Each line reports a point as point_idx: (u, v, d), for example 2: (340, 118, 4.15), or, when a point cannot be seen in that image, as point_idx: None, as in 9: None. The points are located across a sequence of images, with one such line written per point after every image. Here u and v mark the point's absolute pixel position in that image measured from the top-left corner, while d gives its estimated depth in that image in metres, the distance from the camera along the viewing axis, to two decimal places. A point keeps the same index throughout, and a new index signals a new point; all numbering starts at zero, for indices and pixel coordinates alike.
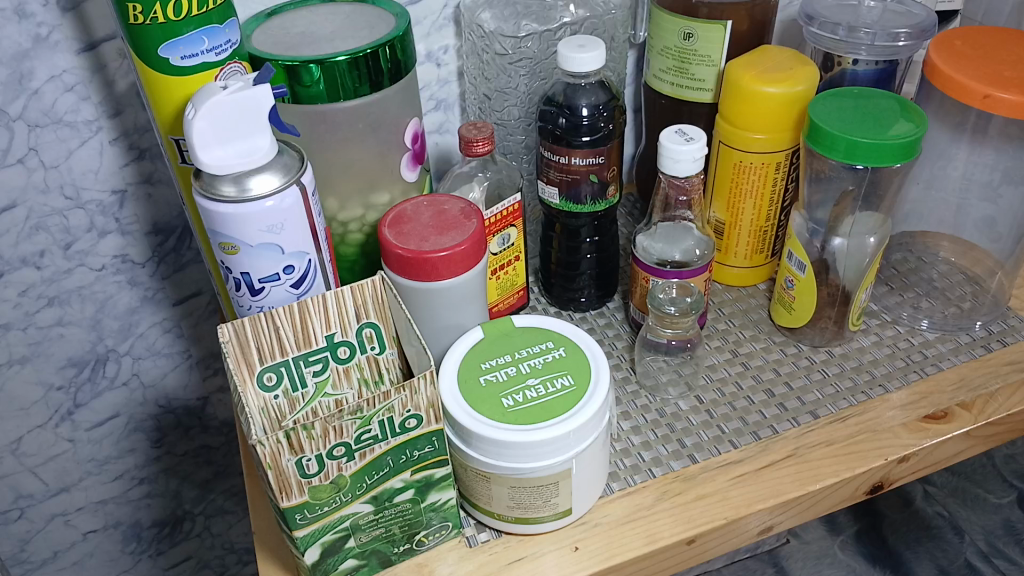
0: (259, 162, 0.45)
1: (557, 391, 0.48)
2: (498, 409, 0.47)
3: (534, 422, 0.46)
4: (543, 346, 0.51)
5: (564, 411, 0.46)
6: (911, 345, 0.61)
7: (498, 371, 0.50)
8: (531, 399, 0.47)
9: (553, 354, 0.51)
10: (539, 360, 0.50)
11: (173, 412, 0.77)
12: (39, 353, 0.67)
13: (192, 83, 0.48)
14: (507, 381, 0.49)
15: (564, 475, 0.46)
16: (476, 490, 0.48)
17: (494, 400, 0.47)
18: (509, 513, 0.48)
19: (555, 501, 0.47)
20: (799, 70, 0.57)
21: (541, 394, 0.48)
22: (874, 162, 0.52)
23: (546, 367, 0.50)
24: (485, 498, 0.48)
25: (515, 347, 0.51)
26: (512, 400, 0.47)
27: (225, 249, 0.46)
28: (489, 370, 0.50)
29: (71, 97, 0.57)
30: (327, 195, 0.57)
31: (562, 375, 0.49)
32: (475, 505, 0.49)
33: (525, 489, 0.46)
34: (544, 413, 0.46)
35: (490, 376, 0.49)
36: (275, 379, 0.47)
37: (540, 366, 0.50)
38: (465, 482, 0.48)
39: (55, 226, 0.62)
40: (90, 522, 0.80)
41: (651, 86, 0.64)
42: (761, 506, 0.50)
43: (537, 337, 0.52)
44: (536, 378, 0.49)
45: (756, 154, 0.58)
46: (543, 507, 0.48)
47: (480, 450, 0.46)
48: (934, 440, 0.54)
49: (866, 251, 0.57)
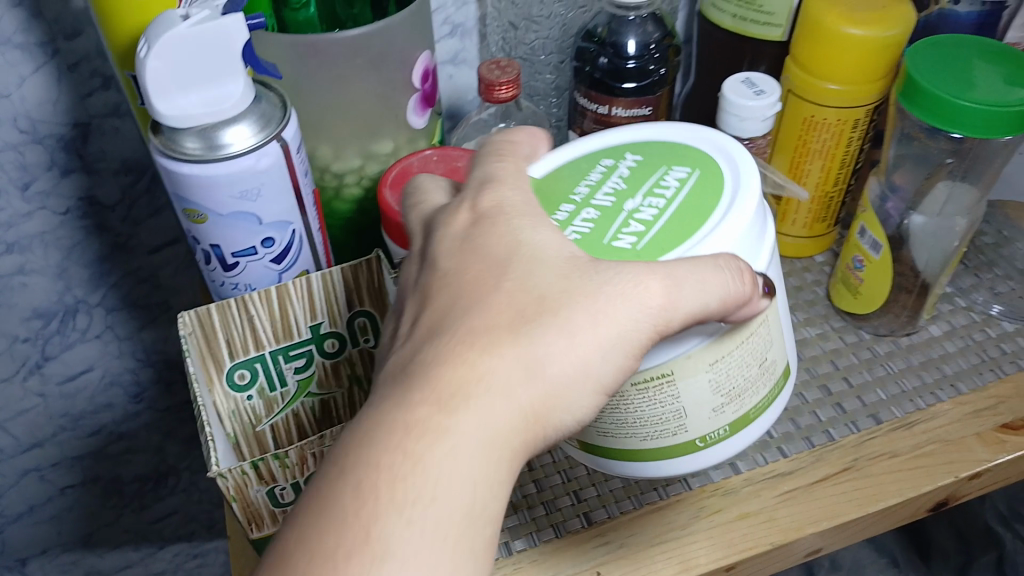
0: (230, 113, 0.36)
1: (681, 186, 0.37)
2: (620, 255, 0.34)
3: (696, 232, 0.35)
4: (603, 163, 0.39)
5: (725, 186, 0.37)
6: (987, 338, 0.53)
7: (588, 210, 0.36)
8: (667, 208, 0.36)
9: (624, 163, 0.39)
10: (615, 179, 0.38)
11: (153, 366, 0.70)
12: (1, 302, 0.60)
13: (152, 7, 0.39)
14: (603, 216, 0.36)
15: (771, 287, 0.38)
16: (667, 419, 0.36)
17: (608, 247, 0.34)
18: (728, 415, 0.37)
19: (769, 358, 0.38)
20: (893, 8, 0.47)
21: (672, 197, 0.36)
22: (978, 132, 0.43)
23: (635, 175, 0.38)
24: (678, 425, 0.37)
25: (571, 181, 0.38)
26: (640, 229, 0.35)
27: (191, 216, 0.39)
28: (578, 213, 0.36)
29: (19, 13, 0.48)
30: (319, 141, 0.48)
31: (667, 169, 0.38)
32: (651, 449, 0.38)
33: (740, 356, 0.36)
34: (700, 214, 0.35)
35: (585, 215, 0.36)
36: (247, 377, 0.45)
37: (617, 175, 0.38)
38: (650, 425, 0.37)
39: (9, 162, 0.54)
40: (67, 477, 0.74)
41: (707, 17, 0.55)
42: (813, 530, 0.44)
43: (582, 163, 0.39)
44: (641, 190, 0.37)
45: (832, 108, 0.49)
46: (761, 375, 0.38)
47: (653, 380, 0.35)
48: (1012, 456, 0.47)
49: (953, 234, 0.50)
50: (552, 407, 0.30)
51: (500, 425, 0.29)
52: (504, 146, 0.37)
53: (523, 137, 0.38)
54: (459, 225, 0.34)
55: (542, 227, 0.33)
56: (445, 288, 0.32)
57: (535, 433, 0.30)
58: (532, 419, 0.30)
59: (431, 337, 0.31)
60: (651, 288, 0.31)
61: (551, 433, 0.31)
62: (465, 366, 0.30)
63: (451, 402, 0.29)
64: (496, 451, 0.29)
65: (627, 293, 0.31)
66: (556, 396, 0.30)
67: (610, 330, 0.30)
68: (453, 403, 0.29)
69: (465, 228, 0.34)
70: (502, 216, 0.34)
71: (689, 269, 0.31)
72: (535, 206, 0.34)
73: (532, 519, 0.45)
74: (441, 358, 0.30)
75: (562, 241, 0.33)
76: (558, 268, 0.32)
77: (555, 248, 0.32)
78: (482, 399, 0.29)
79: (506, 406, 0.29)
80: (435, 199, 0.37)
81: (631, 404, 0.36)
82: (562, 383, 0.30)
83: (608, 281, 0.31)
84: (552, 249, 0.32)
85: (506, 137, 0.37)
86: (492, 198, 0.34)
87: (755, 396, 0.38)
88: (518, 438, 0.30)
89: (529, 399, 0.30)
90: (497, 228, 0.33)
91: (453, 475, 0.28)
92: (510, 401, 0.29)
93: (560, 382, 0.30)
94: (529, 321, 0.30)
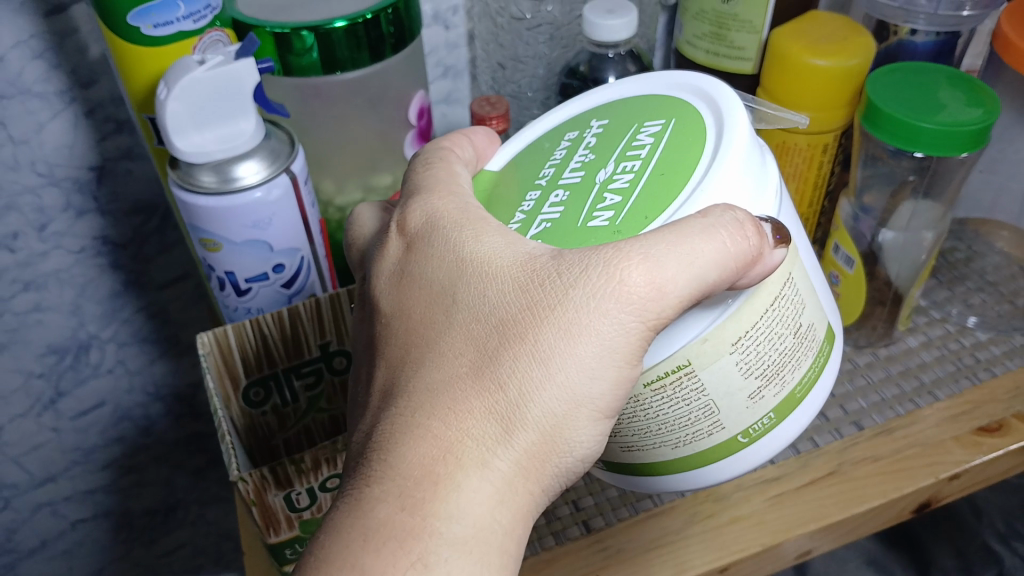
0: (242, 149, 0.40)
1: (654, 143, 0.36)
2: (595, 235, 0.33)
3: (678, 194, 0.33)
4: (572, 137, 0.39)
5: (709, 137, 0.34)
6: (962, 347, 0.55)
7: (556, 190, 0.36)
8: (644, 170, 0.35)
9: (592, 133, 0.39)
10: (583, 148, 0.38)
11: (163, 400, 0.73)
12: (17, 340, 0.62)
13: (167, 55, 0.42)
14: (577, 197, 0.35)
15: (789, 232, 0.35)
16: (699, 418, 0.35)
17: (584, 230, 0.33)
18: (766, 391, 0.35)
19: (803, 324, 0.36)
20: (853, 40, 0.51)
21: (646, 156, 0.35)
22: (937, 151, 0.46)
23: (602, 143, 0.38)
24: (714, 423, 0.35)
25: (538, 168, 0.39)
26: (617, 201, 0.34)
27: (206, 245, 0.42)
28: (545, 196, 0.36)
29: (39, 64, 0.51)
30: (322, 176, 0.52)
31: (639, 128, 0.37)
32: (688, 455, 0.36)
33: (764, 330, 0.34)
34: (679, 168, 0.34)
35: (553, 198, 0.36)
36: (261, 394, 0.49)
37: (595, 149, 0.37)
38: (677, 425, 0.35)
39: (27, 205, 0.56)
40: (78, 511, 0.76)
41: (683, 53, 0.58)
42: (801, 531, 0.45)
43: (550, 143, 0.40)
44: (612, 155, 0.36)
45: (802, 134, 0.53)
46: (794, 339, 0.35)
47: (681, 371, 0.33)
48: (989, 456, 0.48)
49: (922, 247, 0.53)
50: (555, 435, 0.31)
51: (504, 469, 0.30)
52: (432, 154, 0.39)
53: (460, 143, 0.40)
54: (394, 256, 0.36)
55: (488, 236, 0.33)
56: (400, 327, 0.34)
57: (546, 467, 0.31)
58: (535, 454, 0.31)
59: (400, 391, 0.32)
60: (631, 278, 0.30)
61: (565, 463, 0.31)
62: (443, 416, 0.30)
63: (443, 459, 0.30)
64: (509, 493, 0.30)
65: (604, 291, 0.30)
66: (555, 426, 0.31)
67: (591, 340, 0.30)
68: (445, 460, 0.30)
69: (401, 258, 0.36)
70: (439, 233, 0.34)
71: (670, 243, 0.30)
72: (470, 213, 0.35)
73: (533, 529, 0.47)
74: (419, 413, 0.31)
75: (512, 244, 0.33)
76: (510, 280, 0.32)
77: (504, 256, 0.32)
78: (474, 448, 0.30)
79: (503, 449, 0.30)
80: (366, 226, 0.40)
81: (655, 406, 0.34)
82: (556, 412, 0.30)
83: (578, 280, 0.30)
84: (502, 259, 0.32)
85: (439, 146, 0.40)
86: (422, 215, 0.36)
87: (796, 370, 0.36)
88: (525, 479, 0.31)
89: (525, 436, 0.30)
90: (433, 250, 0.34)
91: (467, 529, 0.29)
92: (504, 445, 0.30)
93: (552, 411, 0.30)
94: (493, 352, 0.31)
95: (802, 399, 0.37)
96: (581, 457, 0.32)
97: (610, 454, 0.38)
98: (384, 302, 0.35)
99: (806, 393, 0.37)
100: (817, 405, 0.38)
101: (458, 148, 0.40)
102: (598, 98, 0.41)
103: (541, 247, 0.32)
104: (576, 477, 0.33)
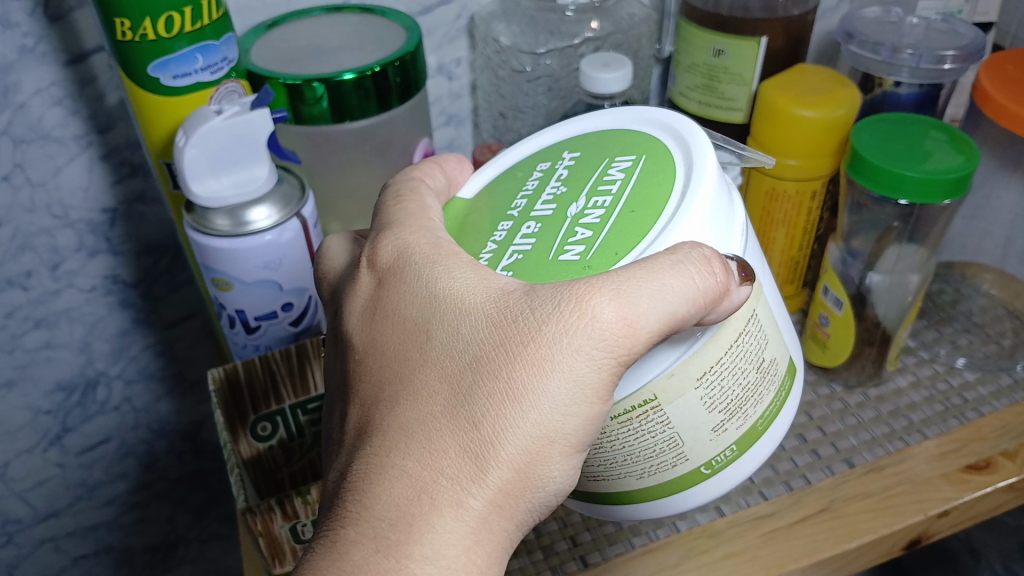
0: (256, 193, 0.42)
1: (626, 177, 0.38)
2: (566, 269, 0.35)
3: (648, 232, 0.35)
4: (544, 168, 0.41)
5: (679, 174, 0.36)
6: (950, 387, 0.57)
7: (529, 221, 0.38)
8: (615, 207, 0.36)
9: (564, 165, 0.41)
10: (556, 179, 0.40)
11: (167, 436, 0.74)
12: (26, 376, 0.63)
13: (185, 104, 0.44)
14: (550, 229, 0.37)
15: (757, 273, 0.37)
16: (664, 450, 0.36)
17: (555, 263, 0.35)
18: (732, 424, 0.37)
19: (766, 358, 0.37)
20: (839, 91, 0.53)
21: (616, 191, 0.37)
22: (921, 197, 0.48)
23: (574, 174, 0.40)
24: (678, 455, 0.36)
25: (511, 197, 0.41)
26: (588, 236, 0.36)
27: (219, 285, 0.44)
28: (522, 226, 0.38)
29: (59, 110, 0.53)
30: (330, 219, 0.56)
31: (609, 163, 0.39)
32: (654, 484, 0.38)
33: (732, 365, 0.35)
34: (647, 204, 0.36)
35: (526, 229, 0.38)
36: (269, 429, 0.52)
37: (566, 182, 0.39)
38: (648, 455, 0.36)
39: (42, 245, 0.58)
40: (80, 547, 0.77)
41: (676, 103, 0.61)
42: (794, 566, 0.46)
43: (524, 173, 0.42)
44: (584, 189, 0.38)
45: (792, 180, 0.55)
46: (761, 373, 0.37)
47: (659, 399, 0.34)
48: (976, 493, 0.49)
49: (909, 289, 0.56)
50: (529, 472, 0.32)
51: (479, 507, 0.31)
52: (405, 186, 0.41)
53: (431, 172, 0.43)
54: (365, 291, 0.38)
55: (461, 272, 0.35)
56: (374, 362, 0.35)
57: (520, 503, 0.32)
58: (509, 491, 0.32)
59: (374, 429, 0.33)
60: (603, 313, 0.31)
61: (538, 498, 0.33)
62: (417, 456, 0.32)
63: (418, 499, 0.31)
64: (483, 532, 0.32)
65: (579, 327, 0.31)
66: (528, 463, 0.32)
67: (563, 377, 0.31)
68: (420, 501, 0.31)
69: (372, 293, 0.37)
70: (411, 269, 0.36)
71: (642, 279, 0.32)
72: (442, 249, 0.37)
73: (532, 563, 0.48)
74: (394, 451, 0.32)
75: (486, 280, 0.34)
76: (483, 317, 0.33)
77: (477, 292, 0.34)
78: (449, 488, 0.31)
79: (477, 488, 0.31)
80: (337, 259, 0.42)
81: (623, 438, 0.35)
82: (530, 449, 0.32)
83: (552, 315, 0.32)
84: (476, 296, 0.34)
85: (410, 176, 0.42)
86: (393, 251, 0.37)
87: (758, 404, 0.37)
88: (500, 517, 0.32)
89: (499, 474, 0.32)
90: (407, 285, 0.36)
91: (443, 569, 0.30)
92: (478, 483, 0.31)
93: (525, 448, 0.32)
94: (467, 390, 0.32)
95: (764, 431, 0.38)
96: (553, 491, 0.33)
97: (578, 484, 0.39)
98: (359, 338, 0.36)
99: (768, 426, 0.38)
100: (778, 436, 0.39)
101: (430, 177, 0.42)
102: (572, 132, 0.43)
103: (514, 282, 0.34)
104: (550, 510, 0.34)
